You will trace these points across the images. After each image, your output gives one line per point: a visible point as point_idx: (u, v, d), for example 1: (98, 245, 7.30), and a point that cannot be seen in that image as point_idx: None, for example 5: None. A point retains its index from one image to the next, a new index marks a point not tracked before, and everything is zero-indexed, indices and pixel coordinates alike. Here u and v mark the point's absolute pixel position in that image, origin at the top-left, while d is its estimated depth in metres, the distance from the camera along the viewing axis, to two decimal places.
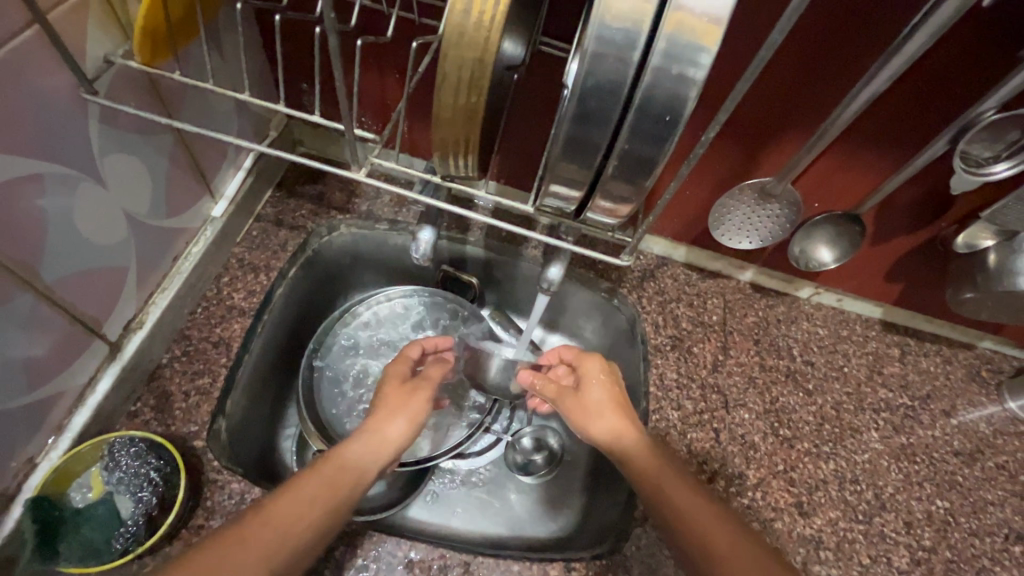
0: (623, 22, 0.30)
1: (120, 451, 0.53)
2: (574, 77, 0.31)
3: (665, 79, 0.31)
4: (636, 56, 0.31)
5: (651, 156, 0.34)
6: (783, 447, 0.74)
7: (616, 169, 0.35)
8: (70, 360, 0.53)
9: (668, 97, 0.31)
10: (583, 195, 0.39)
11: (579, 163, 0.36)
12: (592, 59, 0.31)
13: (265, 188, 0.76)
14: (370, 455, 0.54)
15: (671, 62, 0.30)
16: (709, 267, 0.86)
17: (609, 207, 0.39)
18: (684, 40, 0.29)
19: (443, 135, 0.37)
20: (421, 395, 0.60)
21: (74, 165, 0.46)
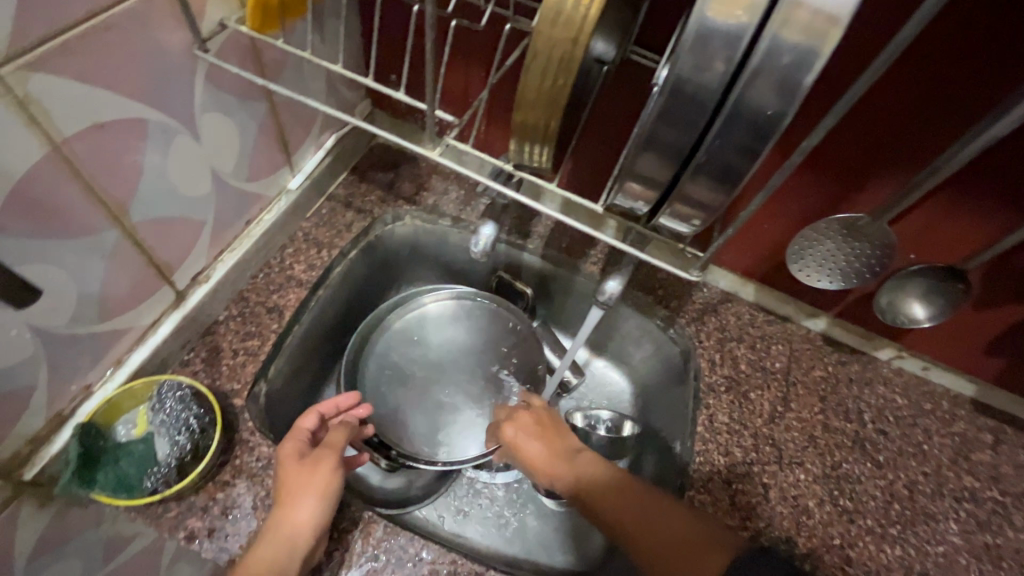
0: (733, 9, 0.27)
1: (167, 395, 0.55)
2: (671, 64, 0.29)
3: (768, 76, 0.28)
4: (742, 47, 0.28)
5: (741, 159, 0.31)
6: (840, 519, 0.66)
7: (702, 170, 0.33)
8: (141, 300, 0.55)
9: (772, 94, 0.29)
10: (662, 195, 0.37)
11: (662, 159, 0.34)
12: (692, 47, 0.29)
13: (341, 170, 0.79)
14: (282, 551, 0.48)
15: (782, 53, 0.27)
16: (777, 310, 0.81)
17: (687, 214, 0.37)
18: (798, 34, 0.27)
19: (524, 118, 0.36)
20: (324, 466, 0.54)
21: (176, 117, 0.49)
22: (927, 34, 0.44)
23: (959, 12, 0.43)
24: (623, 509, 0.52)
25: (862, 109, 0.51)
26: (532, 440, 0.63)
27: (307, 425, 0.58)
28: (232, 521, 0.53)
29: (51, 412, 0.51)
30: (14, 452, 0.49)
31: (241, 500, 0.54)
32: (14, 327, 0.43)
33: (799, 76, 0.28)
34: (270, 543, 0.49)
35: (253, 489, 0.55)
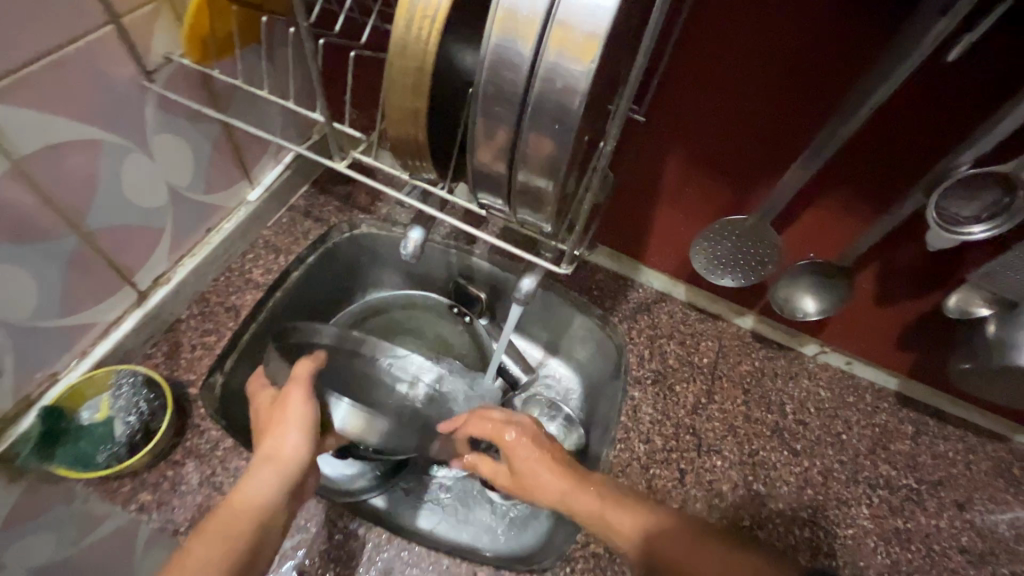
0: (517, 40, 0.33)
1: (126, 382, 0.63)
2: (476, 88, 0.35)
3: (553, 97, 0.33)
4: (528, 71, 0.34)
5: (552, 160, 0.36)
6: (752, 502, 0.70)
7: (528, 174, 0.38)
8: (101, 298, 0.62)
9: (556, 106, 0.34)
10: (507, 196, 0.41)
11: (494, 163, 0.39)
12: (496, 67, 0.34)
13: (301, 183, 0.88)
14: (265, 487, 0.55)
15: (556, 74, 0.33)
16: (710, 308, 0.86)
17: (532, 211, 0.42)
18: (565, 57, 0.32)
19: (395, 131, 0.42)
20: (294, 402, 0.59)
21: (127, 137, 0.56)
22: (777, 42, 0.51)
23: (794, 25, 0.49)
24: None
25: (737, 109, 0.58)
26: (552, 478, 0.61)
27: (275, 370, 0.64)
28: (179, 495, 0.61)
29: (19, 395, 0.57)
30: None
31: (188, 477, 0.62)
32: None
33: (572, 91, 0.33)
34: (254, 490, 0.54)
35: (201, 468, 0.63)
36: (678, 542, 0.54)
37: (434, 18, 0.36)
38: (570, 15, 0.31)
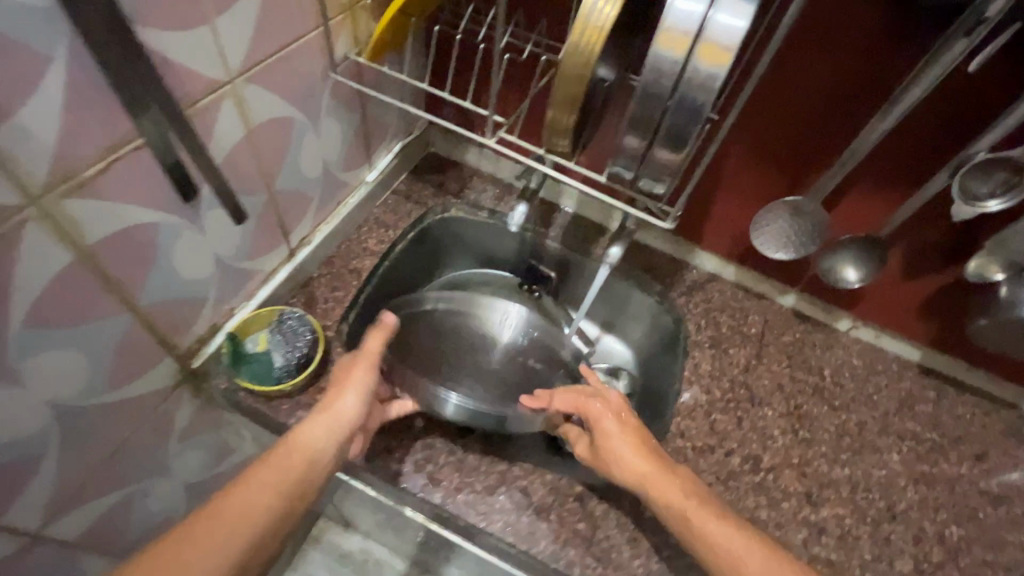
0: (671, 49, 0.46)
1: (293, 317, 0.76)
2: (639, 80, 0.48)
3: (696, 90, 0.47)
4: (676, 70, 0.47)
5: (685, 133, 0.50)
6: (800, 445, 0.81)
7: (663, 147, 0.52)
8: (268, 249, 0.75)
9: (697, 93, 0.47)
10: (640, 163, 0.55)
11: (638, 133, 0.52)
12: (653, 69, 0.47)
13: (402, 171, 1.02)
14: (324, 436, 0.63)
15: (700, 71, 0.46)
16: (754, 288, 0.98)
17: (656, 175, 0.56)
18: (709, 61, 0.45)
19: (553, 113, 0.56)
20: (361, 370, 0.67)
21: (309, 117, 0.70)
22: (837, 51, 0.66)
23: (852, 36, 0.64)
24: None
25: (797, 106, 0.73)
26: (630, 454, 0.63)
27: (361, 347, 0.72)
28: None
29: (210, 324, 0.70)
30: (188, 346, 0.68)
31: None
32: (208, 251, 0.63)
33: (712, 82, 0.46)
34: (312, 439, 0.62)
35: None
36: (711, 519, 0.58)
37: (599, 32, 0.51)
38: (715, 32, 0.45)
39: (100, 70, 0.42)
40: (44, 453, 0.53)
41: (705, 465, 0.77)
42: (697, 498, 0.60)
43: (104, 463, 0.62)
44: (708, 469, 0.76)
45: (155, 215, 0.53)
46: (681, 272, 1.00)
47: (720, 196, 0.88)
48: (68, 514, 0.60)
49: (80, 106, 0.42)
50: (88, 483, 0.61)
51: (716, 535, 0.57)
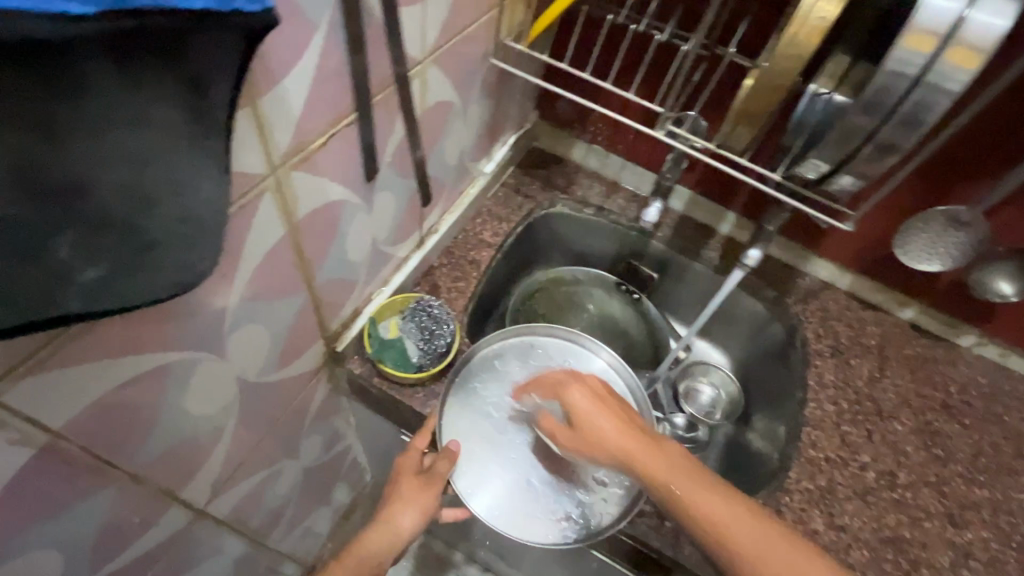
0: (915, 51, 0.45)
1: (432, 304, 0.76)
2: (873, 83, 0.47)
3: (931, 95, 0.46)
4: (916, 72, 0.45)
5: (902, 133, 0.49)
6: (934, 463, 0.78)
7: (876, 149, 0.51)
8: (413, 229, 0.76)
9: (934, 95, 0.46)
10: (837, 164, 0.55)
11: (850, 134, 0.51)
12: (891, 72, 0.46)
13: (511, 164, 1.01)
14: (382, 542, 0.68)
15: (944, 75, 0.45)
16: (870, 299, 0.95)
17: (854, 176, 0.56)
18: (956, 62, 0.44)
19: (749, 102, 0.58)
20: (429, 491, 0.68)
21: (463, 103, 0.70)
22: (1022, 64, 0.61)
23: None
24: (770, 562, 0.53)
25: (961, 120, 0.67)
26: (614, 430, 0.60)
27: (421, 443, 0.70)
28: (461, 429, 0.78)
29: (354, 307, 0.69)
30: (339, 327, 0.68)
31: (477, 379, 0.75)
32: (369, 233, 0.62)
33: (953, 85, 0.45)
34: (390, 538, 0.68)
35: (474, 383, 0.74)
36: (717, 498, 0.55)
37: (820, 27, 0.50)
38: (967, 32, 0.44)
39: (346, 41, 0.42)
40: (225, 430, 0.52)
41: (841, 478, 0.74)
42: (699, 475, 0.57)
43: (260, 441, 0.61)
44: (845, 483, 0.74)
45: (345, 191, 0.52)
46: (793, 278, 0.97)
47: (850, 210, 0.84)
48: (226, 492, 0.59)
49: (326, 77, 0.42)
50: (247, 460, 0.61)
51: (736, 513, 0.55)
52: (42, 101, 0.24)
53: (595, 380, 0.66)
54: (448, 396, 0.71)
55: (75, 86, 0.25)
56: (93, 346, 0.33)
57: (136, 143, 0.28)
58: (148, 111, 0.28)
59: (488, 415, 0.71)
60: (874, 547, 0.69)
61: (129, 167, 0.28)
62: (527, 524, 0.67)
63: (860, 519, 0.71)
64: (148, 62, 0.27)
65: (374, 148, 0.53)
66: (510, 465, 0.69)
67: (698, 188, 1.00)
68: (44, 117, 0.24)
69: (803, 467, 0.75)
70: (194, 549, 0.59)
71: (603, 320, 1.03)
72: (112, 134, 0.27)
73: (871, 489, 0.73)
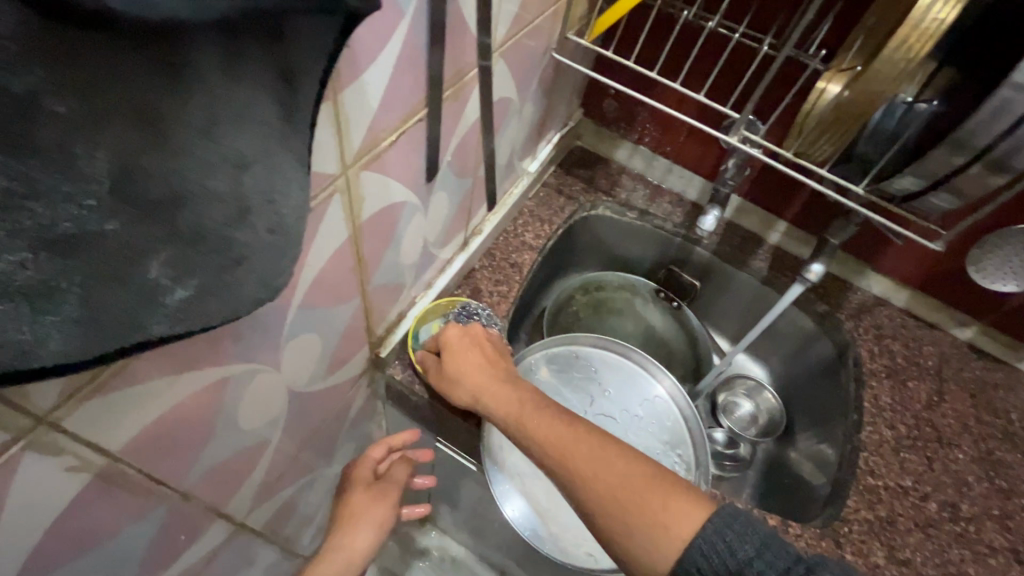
0: None
1: (480, 309, 0.72)
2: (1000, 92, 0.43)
3: None
4: None
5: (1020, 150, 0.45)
6: (998, 494, 0.74)
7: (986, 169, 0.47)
8: (460, 231, 0.72)
9: None
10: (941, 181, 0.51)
11: (963, 148, 0.47)
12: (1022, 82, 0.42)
13: (553, 163, 0.97)
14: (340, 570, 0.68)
15: None
16: (927, 317, 0.91)
17: (953, 195, 0.52)
18: None
19: (842, 108, 0.55)
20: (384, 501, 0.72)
21: (520, 100, 0.66)
22: None
23: None
24: (636, 509, 0.45)
25: None
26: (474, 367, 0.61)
27: (376, 454, 0.73)
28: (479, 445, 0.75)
29: (399, 311, 0.66)
30: (383, 332, 0.64)
31: None
32: (422, 235, 0.58)
33: None
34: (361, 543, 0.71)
35: None
36: (586, 447, 0.50)
37: (934, 29, 0.47)
38: None
39: (427, 32, 0.38)
40: (271, 442, 0.49)
41: (903, 509, 0.70)
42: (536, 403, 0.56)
43: (300, 451, 0.58)
44: (907, 514, 0.70)
45: (406, 191, 0.49)
46: (846, 294, 0.93)
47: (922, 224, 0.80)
48: (263, 503, 0.56)
49: (404, 70, 0.38)
50: (287, 471, 0.58)
51: (631, 479, 0.47)
52: (151, 93, 0.21)
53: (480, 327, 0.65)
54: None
55: (184, 78, 0.21)
56: (153, 363, 0.30)
57: (235, 142, 0.24)
58: (248, 106, 0.25)
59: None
60: None
61: (229, 170, 0.25)
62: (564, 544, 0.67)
63: (923, 554, 0.67)
64: (251, 50, 0.23)
65: (438, 146, 0.50)
66: (550, 481, 0.69)
67: (748, 195, 0.95)
68: (147, 110, 0.21)
69: (860, 495, 0.71)
70: (231, 562, 0.56)
71: (642, 329, 1.00)
72: (217, 134, 0.24)
73: (934, 521, 0.69)
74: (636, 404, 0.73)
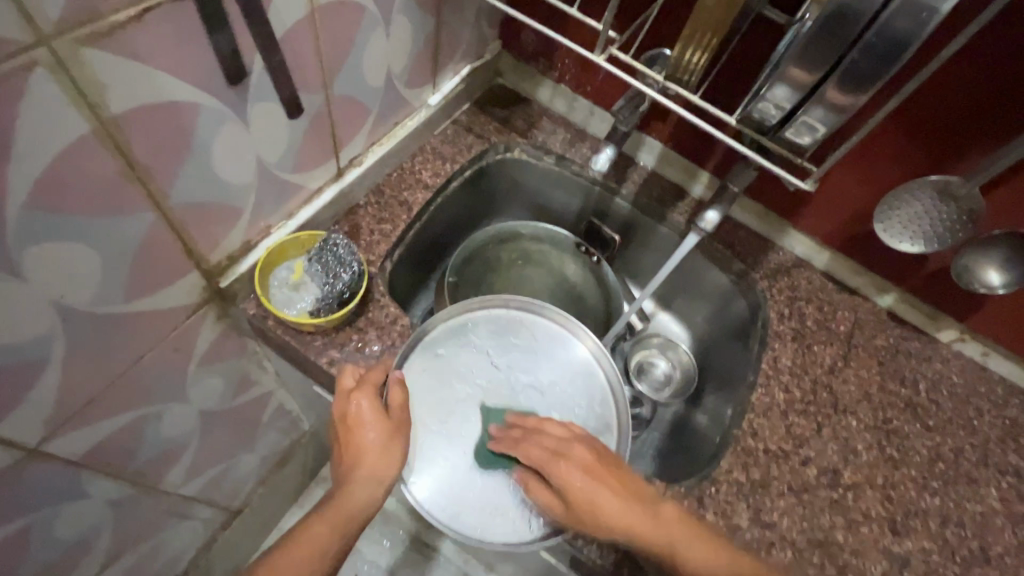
0: None
1: (339, 244, 0.65)
2: None
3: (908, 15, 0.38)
4: None
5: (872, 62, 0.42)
6: (886, 464, 0.71)
7: (858, 60, 0.42)
8: (321, 162, 0.66)
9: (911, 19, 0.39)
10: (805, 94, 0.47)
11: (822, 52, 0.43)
12: None
13: (466, 100, 0.90)
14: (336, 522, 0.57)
15: None
16: (847, 282, 0.86)
17: (829, 108, 0.47)
18: None
19: (697, 24, 0.51)
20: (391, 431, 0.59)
21: (381, 11, 0.59)
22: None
23: None
24: None
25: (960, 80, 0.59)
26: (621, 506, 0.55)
27: (374, 377, 0.61)
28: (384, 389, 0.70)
29: (244, 240, 0.61)
30: (218, 262, 0.59)
31: (374, 342, 0.67)
32: (250, 152, 0.53)
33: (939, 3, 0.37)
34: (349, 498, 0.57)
35: (381, 339, 0.67)
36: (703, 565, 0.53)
37: None
38: None
39: None
40: (49, 363, 0.46)
41: (778, 473, 0.67)
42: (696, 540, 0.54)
43: (120, 380, 0.55)
44: (781, 478, 0.67)
45: (194, 92, 0.43)
46: (765, 253, 0.87)
47: (832, 176, 0.75)
48: (74, 431, 0.54)
49: None
50: (102, 398, 0.55)
51: None
52: None
53: (554, 423, 0.61)
54: (411, 353, 0.65)
55: None
56: None
57: None
58: None
59: (452, 384, 0.65)
60: (801, 550, 0.63)
61: None
62: (461, 515, 0.61)
63: (783, 516, 0.65)
64: None
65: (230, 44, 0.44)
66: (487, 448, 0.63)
67: (670, 141, 0.88)
68: None
69: (736, 457, 0.68)
70: (42, 486, 0.54)
71: (555, 284, 0.95)
72: None
73: (809, 486, 0.67)
74: (567, 383, 0.67)
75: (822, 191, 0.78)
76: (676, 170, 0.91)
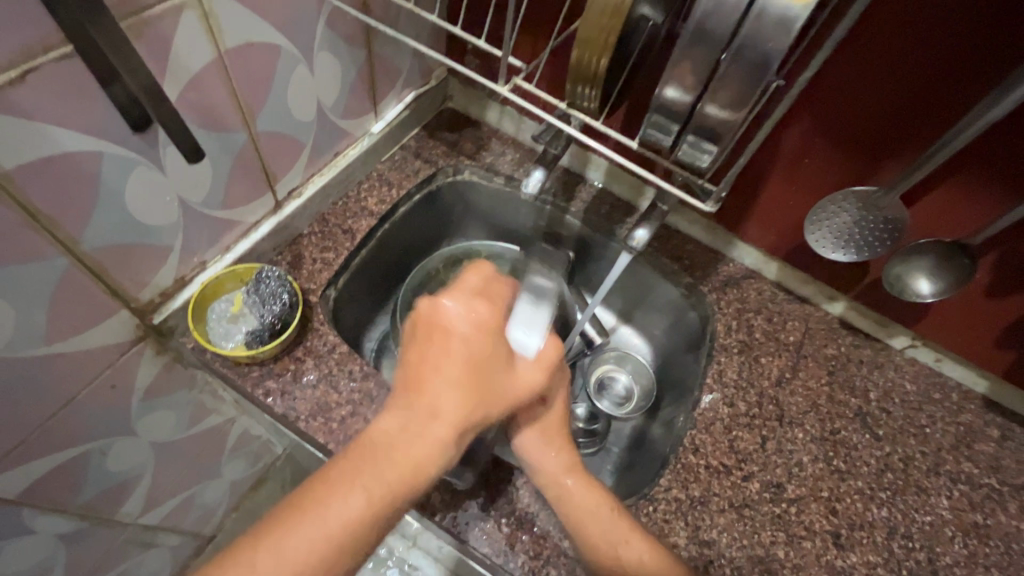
0: None
1: (272, 276, 0.67)
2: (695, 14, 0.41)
3: (758, 35, 0.39)
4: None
5: (736, 85, 0.43)
6: (831, 476, 0.70)
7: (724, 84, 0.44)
8: (254, 197, 0.68)
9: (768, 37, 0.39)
10: (689, 114, 0.48)
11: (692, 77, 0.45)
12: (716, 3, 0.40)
13: (414, 125, 0.92)
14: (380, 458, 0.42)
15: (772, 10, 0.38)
16: (798, 291, 0.85)
17: (707, 128, 0.48)
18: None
19: (580, 55, 0.49)
20: (483, 329, 0.48)
21: (301, 51, 0.61)
22: (929, 29, 0.53)
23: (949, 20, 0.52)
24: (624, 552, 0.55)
25: (870, 94, 0.60)
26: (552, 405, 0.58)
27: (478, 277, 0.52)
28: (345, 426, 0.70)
29: (177, 275, 0.63)
30: (150, 299, 0.61)
31: (311, 370, 0.68)
32: (168, 194, 0.55)
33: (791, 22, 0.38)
34: (420, 443, 0.43)
35: (319, 366, 0.68)
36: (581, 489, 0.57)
37: None
38: None
39: None
40: None
41: (718, 488, 0.67)
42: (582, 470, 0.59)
43: (50, 420, 0.57)
44: (721, 493, 0.67)
45: (92, 142, 0.46)
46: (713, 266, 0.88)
47: (768, 188, 0.75)
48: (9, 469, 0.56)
49: None
50: (33, 438, 0.56)
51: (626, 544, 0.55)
52: None
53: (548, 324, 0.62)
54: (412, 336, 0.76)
55: None
56: None
57: None
58: None
59: None
60: (740, 567, 0.63)
61: None
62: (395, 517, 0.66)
63: (716, 531, 0.65)
64: None
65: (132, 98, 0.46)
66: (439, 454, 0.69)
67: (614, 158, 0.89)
68: None
69: (677, 473, 0.68)
70: None
71: None
72: None
73: (750, 501, 0.66)
74: None
75: (762, 203, 0.78)
76: (623, 186, 0.91)
